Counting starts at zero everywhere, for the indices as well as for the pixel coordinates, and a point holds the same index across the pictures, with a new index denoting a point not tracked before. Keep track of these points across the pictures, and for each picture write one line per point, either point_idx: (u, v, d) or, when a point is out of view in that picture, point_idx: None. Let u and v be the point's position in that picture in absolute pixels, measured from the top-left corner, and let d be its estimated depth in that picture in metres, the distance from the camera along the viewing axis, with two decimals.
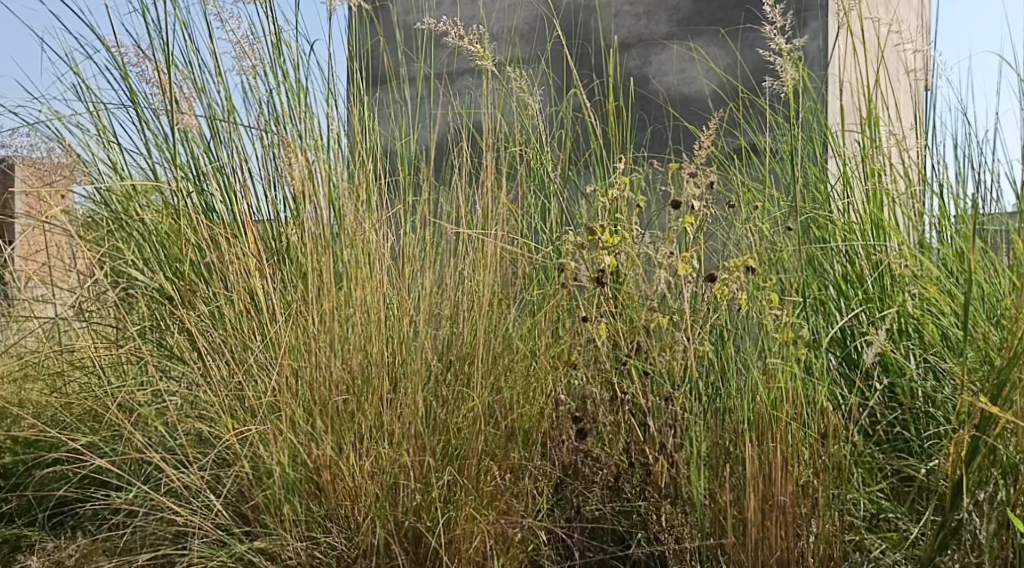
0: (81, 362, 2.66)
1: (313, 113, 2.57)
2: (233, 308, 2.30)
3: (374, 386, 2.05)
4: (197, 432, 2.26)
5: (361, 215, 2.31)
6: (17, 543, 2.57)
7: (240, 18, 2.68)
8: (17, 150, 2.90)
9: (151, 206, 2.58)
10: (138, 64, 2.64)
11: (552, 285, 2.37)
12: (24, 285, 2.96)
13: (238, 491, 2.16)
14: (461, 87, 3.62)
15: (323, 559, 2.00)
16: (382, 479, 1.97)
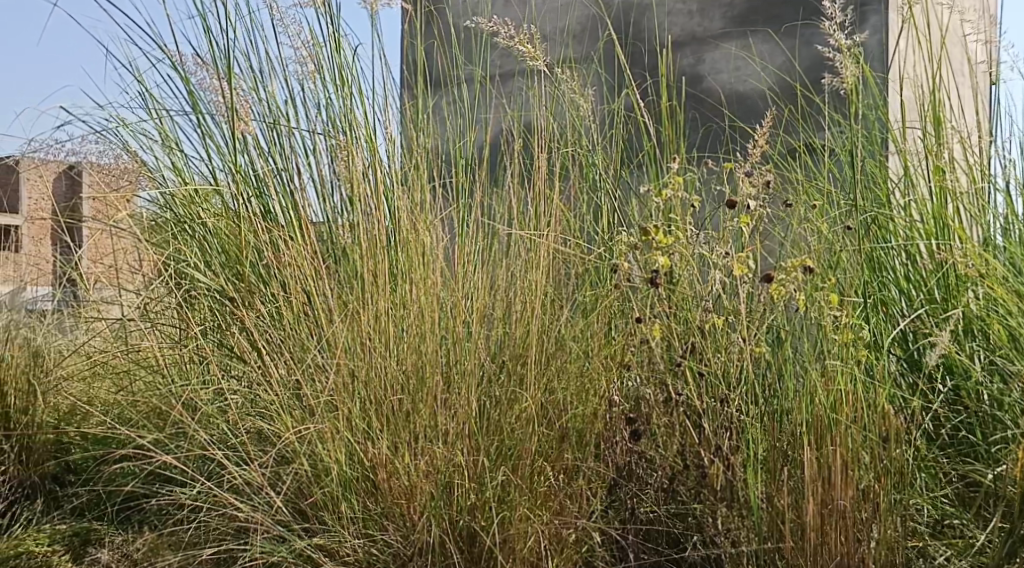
0: (146, 362, 2.74)
1: (369, 117, 2.62)
2: (292, 309, 2.34)
3: (429, 387, 2.06)
4: (257, 431, 2.31)
5: (417, 217, 2.34)
6: (87, 536, 2.66)
7: (299, 24, 2.74)
8: (86, 156, 2.99)
9: (212, 209, 2.65)
10: (201, 71, 2.71)
11: (606, 286, 2.36)
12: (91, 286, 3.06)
13: (297, 488, 2.19)
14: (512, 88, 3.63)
15: (380, 556, 2.03)
16: (437, 479, 2.00)
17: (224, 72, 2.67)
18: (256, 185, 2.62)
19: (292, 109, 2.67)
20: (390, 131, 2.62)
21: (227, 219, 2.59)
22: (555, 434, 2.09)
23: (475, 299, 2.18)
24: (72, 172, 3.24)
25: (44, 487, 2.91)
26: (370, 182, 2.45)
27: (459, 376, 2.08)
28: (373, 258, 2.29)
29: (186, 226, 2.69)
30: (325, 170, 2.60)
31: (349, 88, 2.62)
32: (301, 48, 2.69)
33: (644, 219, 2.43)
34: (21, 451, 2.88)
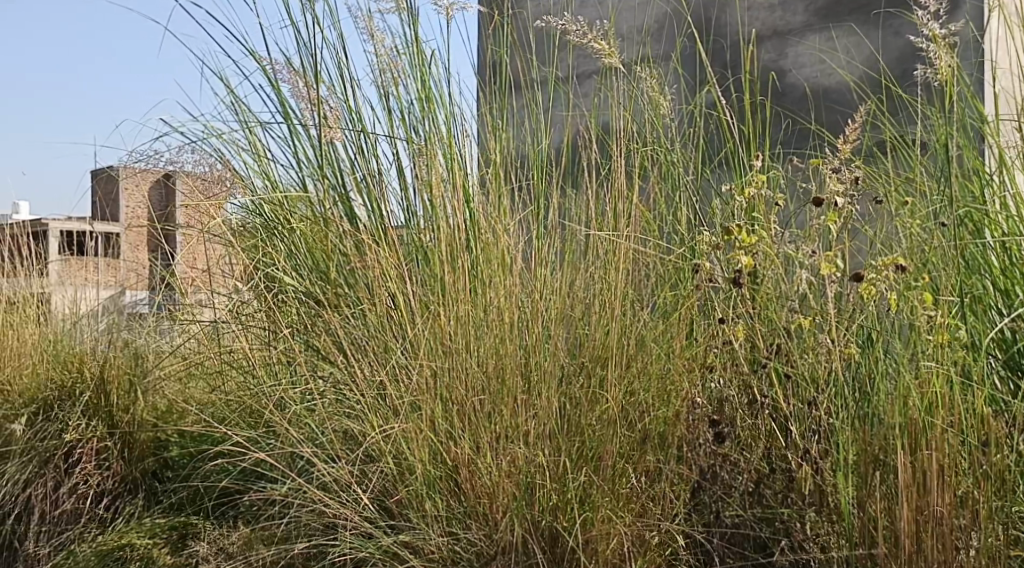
0: (238, 362, 2.83)
1: (452, 121, 2.65)
2: (376, 311, 2.39)
3: (510, 388, 2.08)
4: (344, 430, 2.35)
5: (495, 222, 2.37)
6: (185, 530, 2.77)
7: (384, 32, 2.79)
8: (182, 166, 3.10)
9: (299, 214, 2.71)
10: (288, 80, 2.79)
11: (687, 287, 2.33)
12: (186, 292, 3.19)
13: (382, 486, 2.24)
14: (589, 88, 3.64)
15: (463, 555, 2.05)
16: (517, 479, 2.01)
17: (311, 80, 2.75)
18: (342, 190, 2.67)
19: (375, 115, 2.72)
20: (471, 134, 2.66)
21: (313, 223, 2.67)
22: (636, 437, 2.10)
23: (555, 301, 2.19)
24: (168, 180, 3.37)
25: (145, 482, 3.05)
26: (450, 185, 2.50)
27: (538, 378, 2.09)
28: (455, 260, 2.34)
29: (275, 231, 2.77)
30: (407, 174, 2.63)
31: (431, 92, 2.67)
32: (384, 54, 2.75)
33: (727, 217, 2.38)
34: (124, 447, 3.05)
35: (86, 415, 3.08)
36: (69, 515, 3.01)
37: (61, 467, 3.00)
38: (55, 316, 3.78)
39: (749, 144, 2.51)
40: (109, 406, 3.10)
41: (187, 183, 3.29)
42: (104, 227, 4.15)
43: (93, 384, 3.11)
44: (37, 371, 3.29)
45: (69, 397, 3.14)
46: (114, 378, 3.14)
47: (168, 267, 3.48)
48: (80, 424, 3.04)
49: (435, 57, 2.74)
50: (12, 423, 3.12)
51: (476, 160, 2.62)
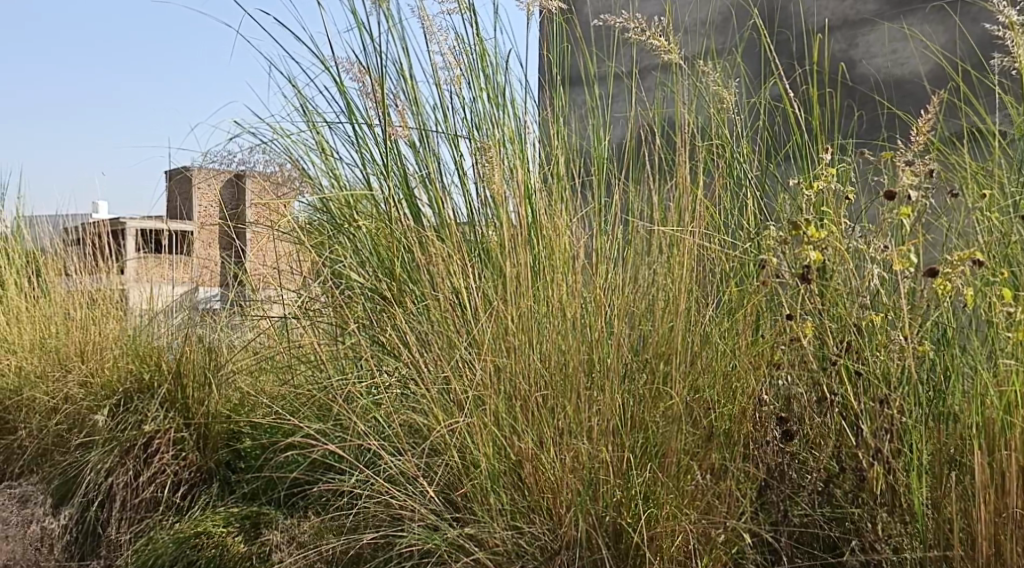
0: (308, 357, 2.90)
1: (513, 118, 2.65)
2: (440, 306, 2.41)
3: (573, 384, 2.10)
4: (409, 424, 2.39)
5: (557, 218, 2.37)
6: (258, 519, 2.84)
7: (448, 30, 2.81)
8: (252, 165, 3.17)
9: (366, 213, 2.75)
10: (354, 79, 2.82)
11: (753, 283, 2.29)
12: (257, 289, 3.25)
13: (448, 480, 2.26)
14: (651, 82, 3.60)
15: (528, 549, 2.06)
16: (581, 474, 2.03)
17: (376, 79, 2.78)
18: (405, 187, 2.70)
19: (438, 114, 2.74)
20: (534, 132, 2.66)
21: (378, 221, 2.70)
22: (700, 434, 2.08)
23: (617, 297, 2.19)
24: (238, 180, 3.46)
25: (219, 473, 3.14)
26: (512, 181, 2.50)
27: (600, 373, 2.11)
28: (517, 258, 2.33)
29: (341, 229, 2.80)
30: (470, 172, 2.64)
31: (493, 90, 2.68)
32: (447, 52, 2.76)
33: (794, 213, 2.34)
34: (199, 438, 3.17)
35: (163, 407, 3.23)
36: (148, 503, 3.09)
37: (140, 457, 3.12)
38: (133, 314, 3.91)
39: (815, 136, 2.46)
40: (185, 399, 3.24)
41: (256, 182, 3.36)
42: (178, 226, 4.25)
43: (171, 378, 3.25)
44: (116, 364, 3.45)
45: (147, 390, 3.30)
46: (189, 371, 3.28)
47: (237, 265, 3.53)
48: (158, 415, 3.17)
49: (497, 55, 2.75)
50: (95, 415, 3.27)
51: (538, 157, 2.62)
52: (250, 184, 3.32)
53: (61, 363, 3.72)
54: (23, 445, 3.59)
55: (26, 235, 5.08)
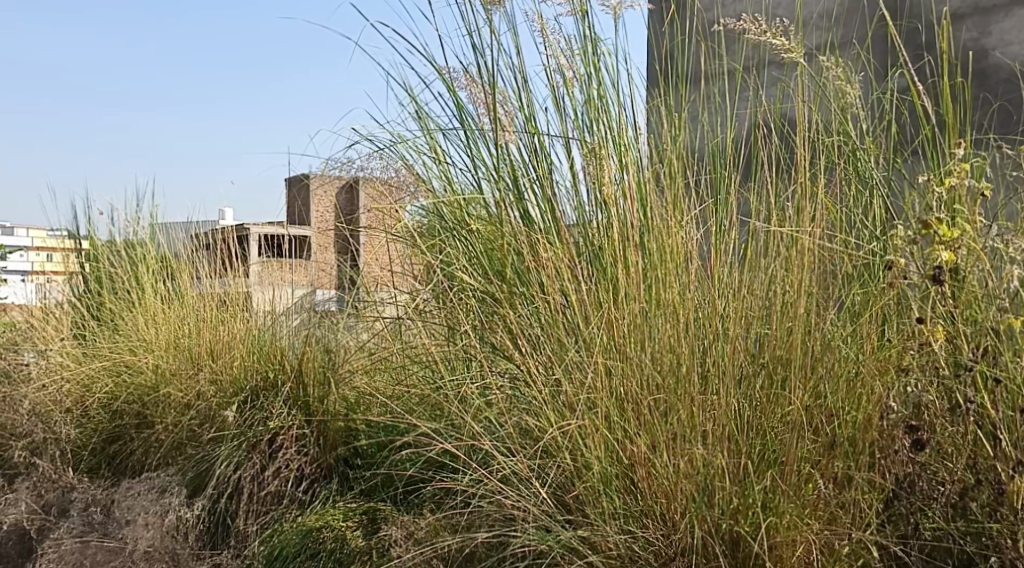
0: (420, 357, 2.93)
1: (625, 120, 2.62)
2: (550, 308, 2.40)
3: (686, 385, 2.08)
4: (521, 425, 2.38)
5: (670, 218, 2.33)
6: (376, 515, 2.89)
7: (559, 33, 2.79)
8: (369, 171, 3.23)
9: (478, 217, 2.76)
10: (466, 85, 2.85)
11: (878, 285, 2.18)
12: (373, 291, 3.33)
13: (562, 481, 2.25)
14: (770, 79, 3.50)
15: (642, 554, 2.04)
16: (695, 479, 2.00)
17: (488, 84, 2.79)
18: (516, 191, 2.70)
19: (549, 117, 2.73)
20: (645, 133, 2.62)
21: (491, 224, 2.71)
22: (821, 442, 2.03)
23: (732, 300, 2.16)
24: (353, 185, 3.55)
25: (338, 468, 3.26)
26: (622, 182, 2.47)
27: (716, 377, 2.09)
28: (630, 259, 2.31)
29: (453, 233, 2.82)
30: (580, 174, 2.62)
31: (605, 91, 2.65)
32: (558, 55, 2.74)
33: (924, 211, 2.22)
34: (319, 435, 3.27)
35: (286, 404, 3.34)
36: (272, 496, 3.20)
37: (266, 451, 3.24)
38: (255, 315, 4.03)
39: (946, 129, 2.33)
40: (307, 397, 3.35)
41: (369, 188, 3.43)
42: (297, 231, 4.36)
43: (293, 376, 3.40)
44: (243, 363, 3.61)
45: (272, 388, 3.46)
46: (310, 370, 3.39)
47: (351, 267, 3.60)
48: (282, 412, 3.30)
49: (608, 56, 2.71)
50: (225, 411, 3.45)
51: (649, 157, 2.57)
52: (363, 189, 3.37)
53: (194, 361, 3.90)
54: (159, 439, 3.73)
55: (161, 241, 5.32)
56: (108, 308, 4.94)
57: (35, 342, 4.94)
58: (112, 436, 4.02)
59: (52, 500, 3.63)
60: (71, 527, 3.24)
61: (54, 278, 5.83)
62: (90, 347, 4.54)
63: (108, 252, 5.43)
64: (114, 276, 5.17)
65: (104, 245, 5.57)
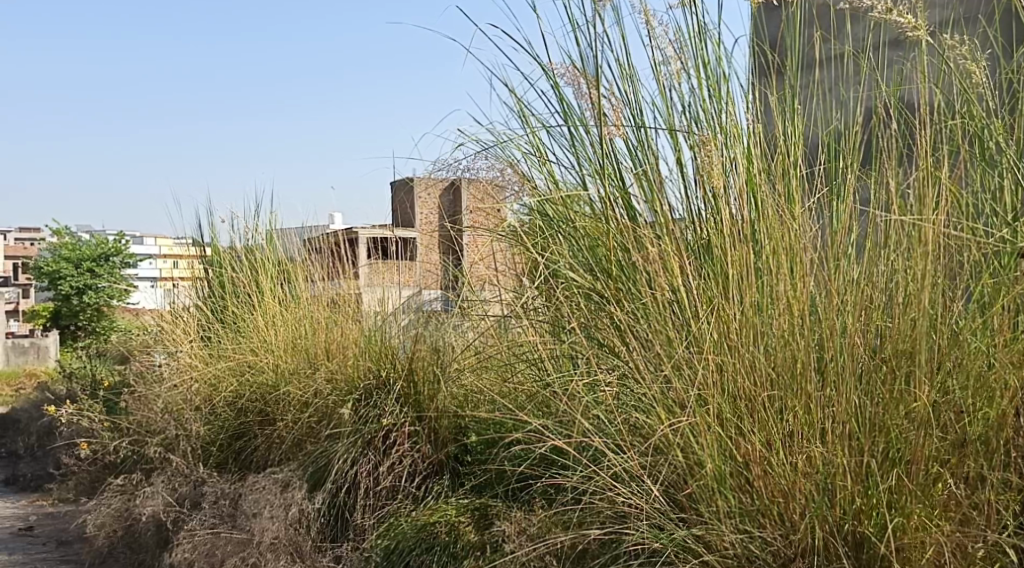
0: (527, 354, 2.92)
1: (735, 109, 2.53)
2: (657, 301, 2.35)
3: (804, 382, 2.04)
4: (633, 422, 2.35)
5: (782, 211, 2.26)
6: (487, 512, 2.90)
7: (668, 25, 2.73)
8: (475, 172, 3.24)
9: (582, 213, 2.72)
10: (571, 82, 2.82)
11: (1009, 273, 2.02)
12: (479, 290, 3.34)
13: (675, 477, 2.22)
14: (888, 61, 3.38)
15: (759, 555, 2.03)
16: (815, 478, 1.98)
17: (593, 79, 2.75)
18: (622, 187, 2.65)
19: (655, 109, 2.67)
20: (756, 121, 2.53)
21: (595, 220, 2.66)
22: (950, 439, 1.95)
23: (851, 293, 2.09)
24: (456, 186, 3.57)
25: (449, 464, 3.29)
26: (733, 174, 2.40)
27: (834, 374, 2.03)
28: (740, 254, 2.25)
29: (556, 228, 2.78)
30: (688, 166, 2.54)
31: (714, 81, 2.57)
32: (666, 47, 2.68)
33: None
34: (430, 432, 3.32)
35: (399, 402, 3.41)
36: (387, 491, 3.25)
37: (380, 447, 3.31)
38: (366, 314, 4.10)
39: None
40: (418, 394, 3.41)
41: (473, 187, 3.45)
42: (403, 232, 4.42)
43: (404, 375, 3.46)
44: (358, 362, 3.70)
45: (384, 386, 3.52)
46: (420, 369, 3.44)
47: (457, 266, 3.61)
48: (395, 410, 3.36)
49: (718, 45, 2.63)
50: (340, 408, 3.54)
51: (760, 146, 2.48)
52: (468, 189, 3.38)
53: (311, 361, 4.02)
54: (281, 435, 3.87)
55: (278, 244, 5.47)
56: (231, 311, 5.13)
57: (166, 344, 5.17)
58: (237, 432, 4.18)
59: (185, 493, 3.82)
60: (203, 520, 3.45)
61: (180, 283, 6.08)
62: (215, 348, 4.72)
63: (229, 257, 5.63)
64: (236, 279, 5.34)
65: (225, 250, 5.78)
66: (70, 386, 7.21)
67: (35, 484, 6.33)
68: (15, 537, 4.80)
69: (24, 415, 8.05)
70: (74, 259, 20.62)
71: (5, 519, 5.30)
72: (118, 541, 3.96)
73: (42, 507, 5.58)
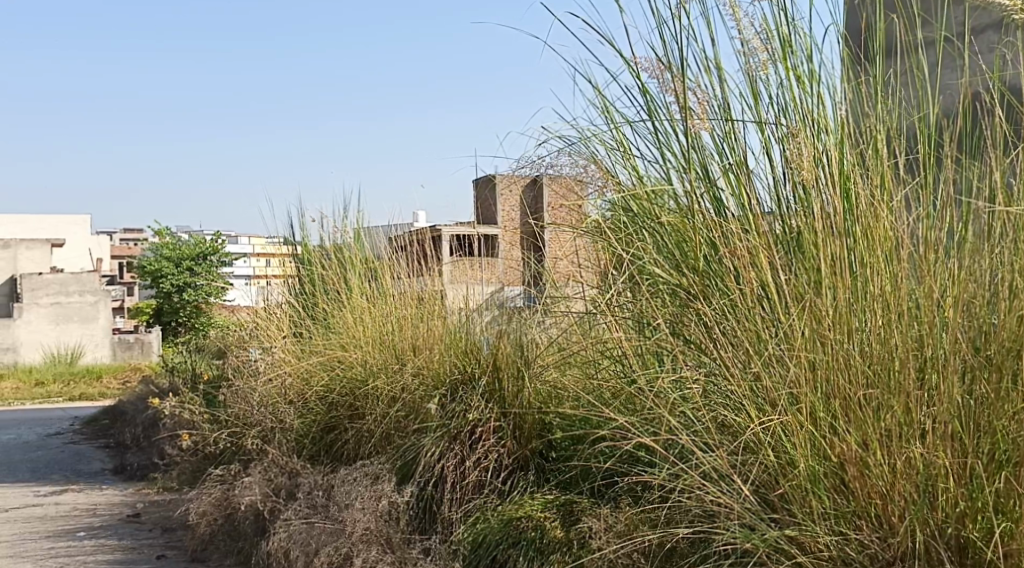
0: (611, 351, 2.90)
1: (826, 99, 2.45)
2: (746, 298, 2.30)
3: (904, 381, 1.96)
4: (722, 420, 2.31)
5: (877, 202, 2.17)
6: (572, 508, 2.90)
7: (755, 16, 2.66)
8: (558, 169, 3.22)
9: (666, 208, 2.66)
10: (656, 77, 2.77)
11: None
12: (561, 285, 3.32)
13: (766, 477, 2.17)
14: (988, 44, 3.26)
15: (857, 558, 1.97)
16: (915, 479, 1.91)
17: (678, 73, 2.70)
18: (709, 183, 2.59)
19: (742, 102, 2.59)
20: (845, 111, 2.44)
21: (680, 216, 2.60)
22: None
23: (949, 287, 2.01)
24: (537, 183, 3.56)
25: (535, 460, 3.27)
26: (824, 167, 2.32)
27: (936, 372, 1.95)
28: (833, 248, 2.18)
29: (643, 225, 2.73)
30: (775, 159, 2.47)
31: (803, 72, 2.48)
32: (753, 38, 2.61)
33: None
34: (516, 428, 3.31)
35: (484, 398, 3.41)
36: (474, 486, 3.26)
37: (466, 442, 3.32)
38: (451, 312, 4.10)
39: None
40: (502, 390, 3.41)
41: (554, 184, 3.42)
42: (487, 228, 4.43)
43: (489, 371, 3.46)
44: (444, 358, 3.72)
45: (470, 381, 3.54)
46: (505, 364, 3.45)
47: (539, 263, 3.60)
48: (481, 406, 3.36)
49: (806, 34, 2.55)
50: (427, 403, 3.57)
51: (851, 137, 2.40)
52: (550, 186, 3.36)
53: (398, 356, 4.07)
54: (370, 430, 3.92)
55: (365, 242, 5.55)
56: (321, 308, 5.23)
57: (261, 340, 5.30)
58: (328, 426, 4.25)
59: (281, 483, 3.93)
60: (298, 509, 3.55)
61: (273, 281, 6.22)
62: (306, 344, 4.81)
63: (319, 255, 5.74)
64: (325, 278, 5.43)
65: (315, 248, 5.88)
66: (173, 380, 7.44)
67: (141, 474, 6.56)
68: (123, 523, 4.99)
69: (131, 407, 8.36)
70: (174, 258, 21.32)
71: (114, 506, 5.51)
72: (218, 528, 4.08)
73: (148, 495, 5.78)
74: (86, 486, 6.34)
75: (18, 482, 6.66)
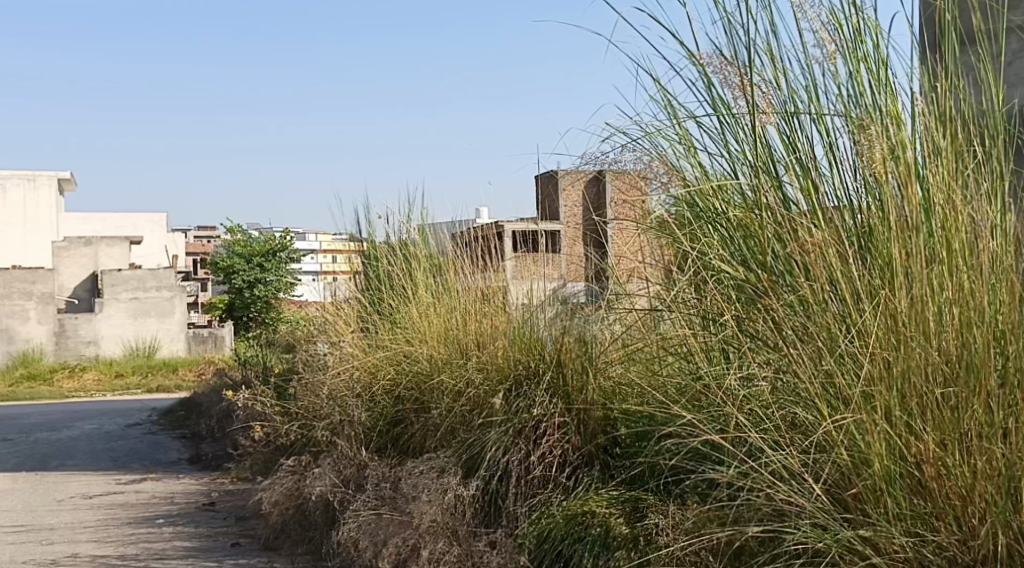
0: (676, 347, 2.86)
1: (897, 91, 2.37)
2: (817, 294, 2.24)
3: (985, 381, 1.90)
4: (792, 418, 2.27)
5: (953, 196, 2.10)
6: (638, 504, 2.87)
7: (822, 6, 2.59)
8: (621, 165, 3.18)
9: (732, 203, 2.62)
10: (720, 71, 2.72)
11: None
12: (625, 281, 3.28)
13: (840, 475, 2.10)
14: None
15: (934, 560, 1.91)
16: (997, 481, 1.86)
17: (742, 66, 2.64)
18: (776, 177, 2.53)
19: (809, 94, 2.53)
20: (916, 101, 2.37)
21: (746, 210, 2.55)
22: None
23: None
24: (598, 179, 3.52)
25: (599, 456, 3.24)
26: (896, 160, 2.25)
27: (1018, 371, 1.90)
28: (908, 244, 2.11)
29: (709, 221, 2.68)
30: (844, 152, 2.40)
31: (873, 62, 2.41)
32: (820, 29, 2.55)
33: None
34: (580, 423, 3.28)
35: (548, 393, 3.38)
36: (539, 480, 3.26)
37: (530, 437, 3.31)
38: (513, 308, 4.06)
39: None
40: (567, 386, 3.37)
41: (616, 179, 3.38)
42: (550, 223, 4.37)
43: (553, 367, 3.44)
44: (507, 354, 3.70)
45: (534, 376, 3.53)
46: (569, 360, 3.41)
47: (603, 258, 3.55)
48: (545, 401, 3.34)
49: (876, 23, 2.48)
50: (492, 398, 3.56)
51: (925, 128, 2.32)
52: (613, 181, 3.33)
53: (463, 351, 4.07)
54: (436, 424, 3.94)
55: (430, 237, 5.56)
56: (387, 303, 5.26)
57: (329, 334, 5.36)
58: (395, 419, 4.29)
59: (350, 476, 3.99)
60: (367, 500, 3.59)
61: (340, 277, 6.27)
62: (372, 339, 4.85)
63: (385, 250, 5.77)
64: (391, 273, 5.45)
65: (381, 244, 5.91)
66: (245, 373, 7.57)
67: (216, 464, 6.70)
68: (199, 510, 5.10)
69: (206, 397, 8.54)
70: (244, 254, 21.70)
71: (190, 494, 5.63)
72: (290, 517, 4.16)
73: (222, 484, 5.90)
74: (164, 475, 6.49)
75: (100, 470, 6.86)
